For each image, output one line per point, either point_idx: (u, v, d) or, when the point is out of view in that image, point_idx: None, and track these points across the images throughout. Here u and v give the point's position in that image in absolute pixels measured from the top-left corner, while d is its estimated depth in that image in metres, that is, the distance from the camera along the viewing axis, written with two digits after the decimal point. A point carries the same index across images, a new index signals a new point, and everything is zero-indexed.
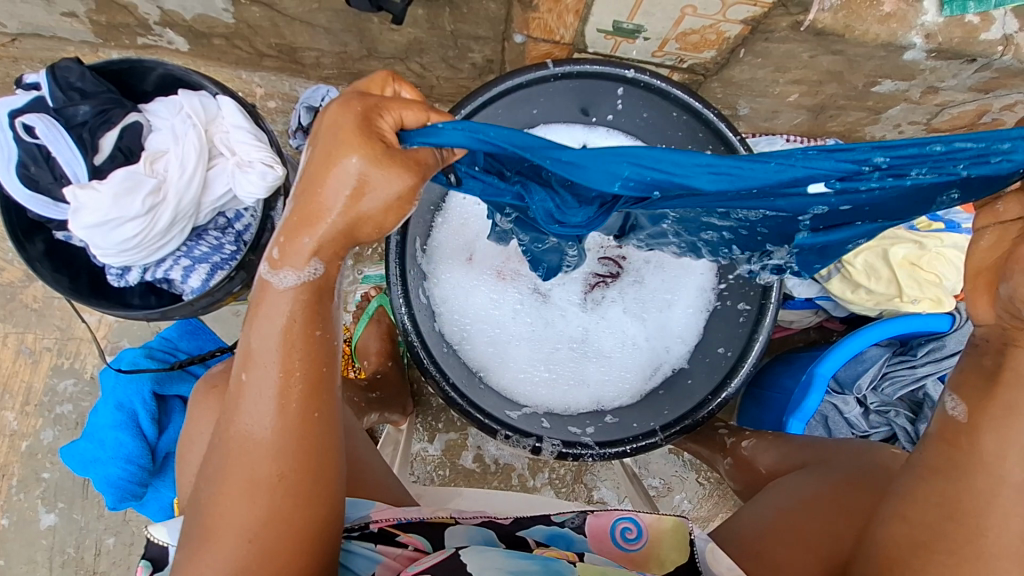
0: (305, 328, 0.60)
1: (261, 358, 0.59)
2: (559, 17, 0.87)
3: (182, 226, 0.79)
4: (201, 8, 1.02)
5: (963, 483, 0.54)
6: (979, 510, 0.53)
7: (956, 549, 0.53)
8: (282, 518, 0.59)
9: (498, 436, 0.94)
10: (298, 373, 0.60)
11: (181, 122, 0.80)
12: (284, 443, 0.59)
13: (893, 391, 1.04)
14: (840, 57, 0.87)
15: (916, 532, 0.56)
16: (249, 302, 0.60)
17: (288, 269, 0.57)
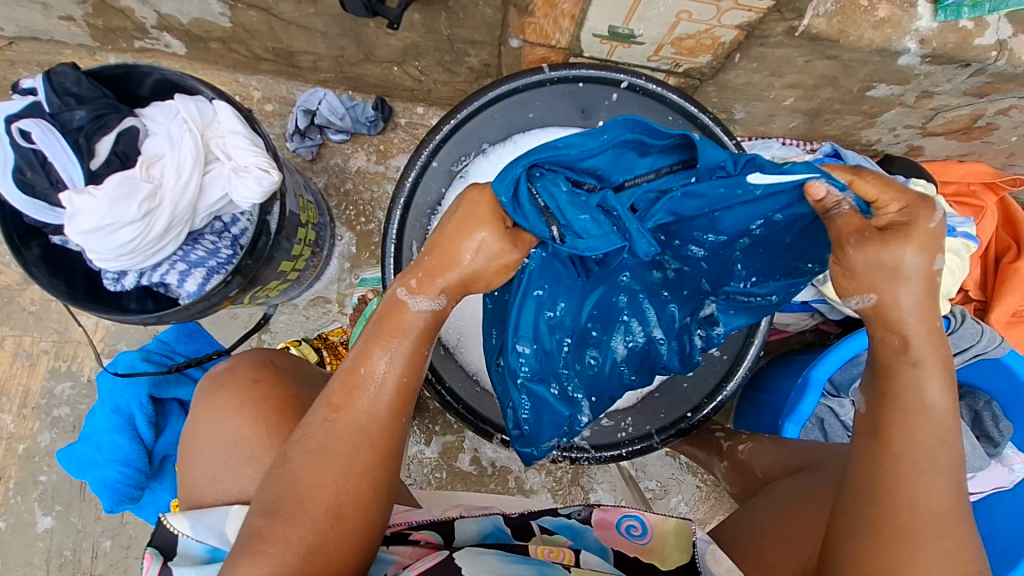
0: (418, 347, 0.66)
1: (374, 363, 0.65)
2: (555, 22, 0.87)
3: (179, 231, 0.79)
4: (197, 13, 1.02)
5: (897, 473, 0.60)
6: (899, 491, 0.59)
7: (882, 533, 0.59)
8: (342, 511, 0.62)
9: (494, 439, 0.94)
10: (391, 383, 0.65)
11: (177, 126, 0.80)
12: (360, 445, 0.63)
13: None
14: (835, 62, 0.87)
15: (866, 521, 0.60)
16: (376, 317, 0.66)
17: (423, 296, 0.65)
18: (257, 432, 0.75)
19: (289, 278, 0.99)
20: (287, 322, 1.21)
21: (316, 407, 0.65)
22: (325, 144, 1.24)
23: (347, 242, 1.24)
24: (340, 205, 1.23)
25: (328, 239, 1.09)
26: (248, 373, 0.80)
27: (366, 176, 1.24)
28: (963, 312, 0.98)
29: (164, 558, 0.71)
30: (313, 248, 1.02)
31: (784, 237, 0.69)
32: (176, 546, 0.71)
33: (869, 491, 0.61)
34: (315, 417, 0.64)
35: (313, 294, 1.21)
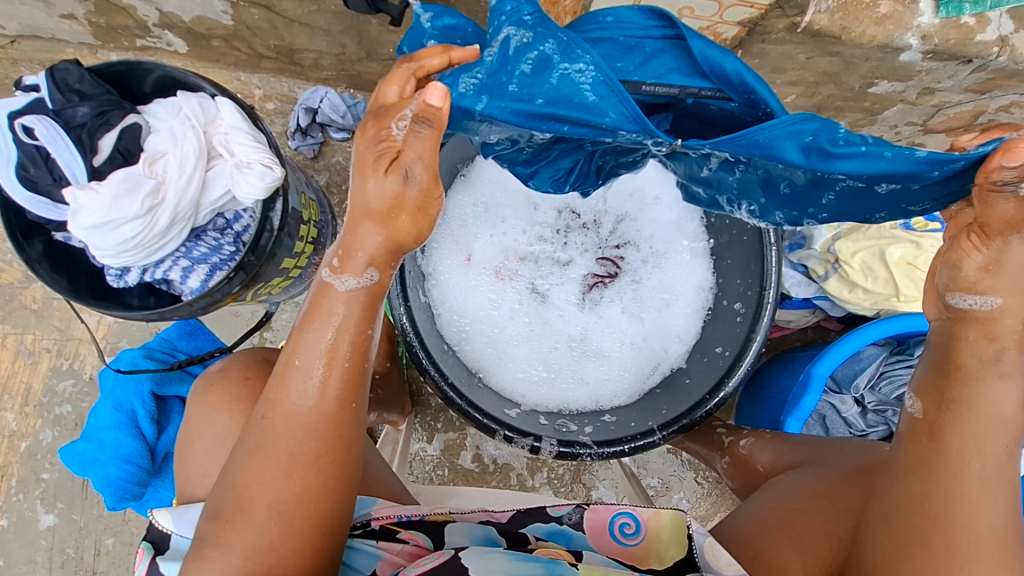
0: (357, 328, 0.63)
1: (310, 354, 0.62)
2: (557, 19, 0.87)
3: (182, 226, 0.79)
4: (199, 10, 1.02)
5: (941, 483, 0.58)
6: (956, 505, 0.57)
7: (930, 543, 0.58)
8: (312, 501, 0.62)
9: (497, 436, 0.93)
10: (335, 381, 0.62)
11: (179, 123, 0.80)
12: (320, 431, 0.62)
13: (890, 391, 1.04)
14: (836, 58, 0.87)
15: (914, 537, 0.58)
16: (303, 310, 0.64)
17: (348, 275, 0.61)
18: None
19: (291, 276, 0.99)
20: (289, 319, 1.22)
21: (260, 402, 0.64)
22: (326, 142, 1.24)
23: None
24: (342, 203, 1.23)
25: (331, 237, 1.09)
26: (241, 372, 0.80)
27: None
28: None
29: (155, 552, 0.70)
30: (315, 245, 1.02)
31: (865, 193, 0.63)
32: (169, 542, 0.70)
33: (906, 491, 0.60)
34: (256, 416, 0.63)
35: None
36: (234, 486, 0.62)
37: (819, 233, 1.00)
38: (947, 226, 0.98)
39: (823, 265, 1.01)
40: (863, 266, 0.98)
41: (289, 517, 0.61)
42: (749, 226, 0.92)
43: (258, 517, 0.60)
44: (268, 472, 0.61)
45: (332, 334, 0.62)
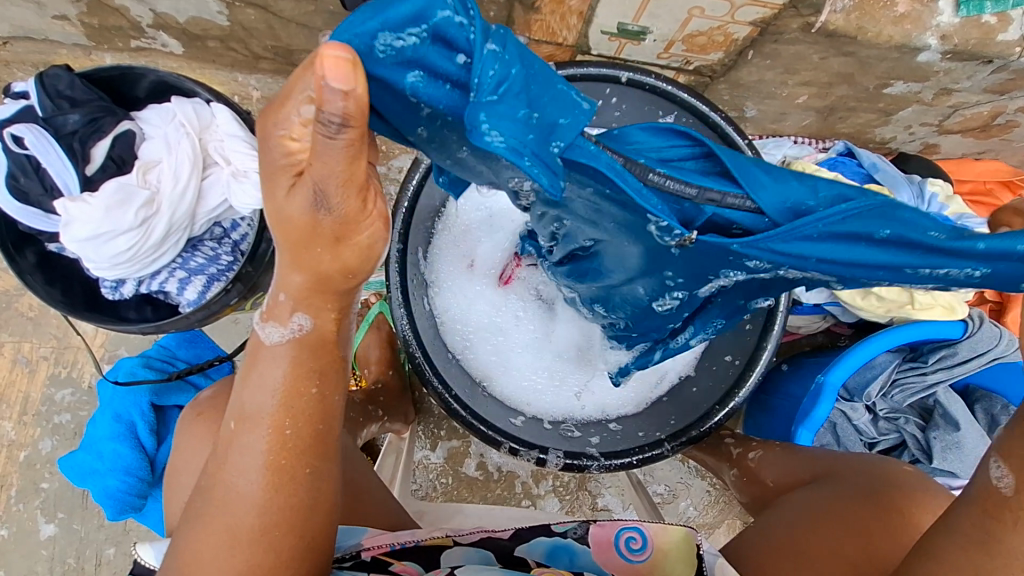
0: (300, 383, 0.59)
1: (252, 417, 0.59)
2: (562, 19, 0.85)
3: (178, 238, 0.76)
4: (194, 11, 1.00)
5: None
6: None
7: None
8: (266, 572, 0.58)
9: (502, 448, 0.92)
10: (277, 437, 0.58)
11: (174, 130, 0.77)
12: (271, 499, 0.59)
13: (902, 398, 1.03)
14: (851, 59, 0.84)
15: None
16: (244, 362, 0.60)
17: (274, 324, 0.58)
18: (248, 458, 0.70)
19: None
20: None
21: (210, 464, 0.61)
22: None
23: None
24: None
25: None
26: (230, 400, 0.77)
27: None
28: (980, 315, 0.98)
29: None
30: None
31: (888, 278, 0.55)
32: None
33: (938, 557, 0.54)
34: (206, 479, 0.61)
35: None
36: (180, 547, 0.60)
37: None
38: None
39: None
40: None
41: None
42: None
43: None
44: (212, 540, 0.58)
45: (272, 393, 0.58)
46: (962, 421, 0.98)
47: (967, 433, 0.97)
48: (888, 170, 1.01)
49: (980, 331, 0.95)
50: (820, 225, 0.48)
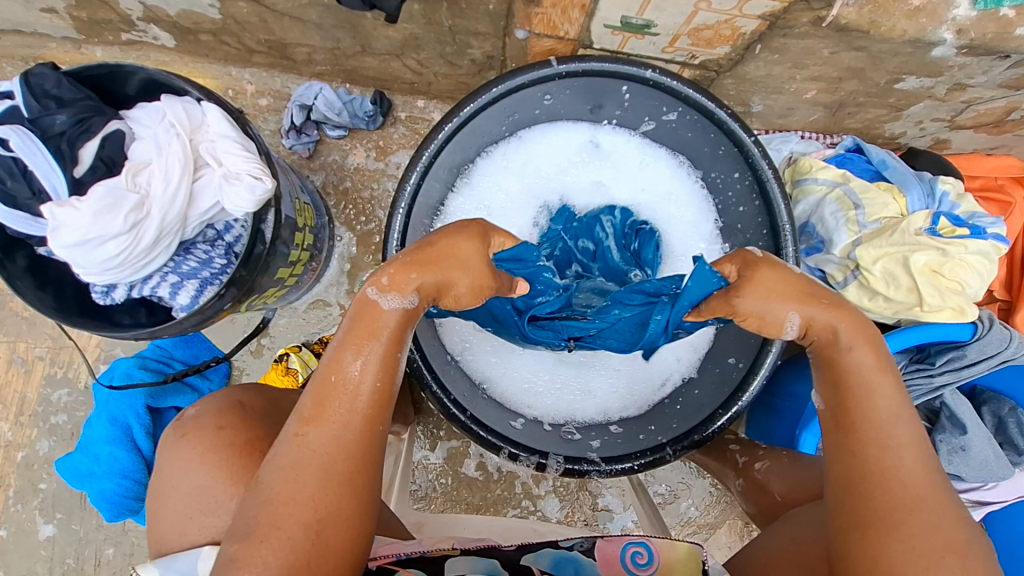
0: (391, 346, 0.64)
1: (352, 373, 0.62)
2: (564, 12, 0.82)
3: (169, 242, 0.74)
4: (185, 4, 0.97)
5: (861, 459, 0.63)
6: (875, 472, 0.62)
7: (869, 521, 0.60)
8: (335, 531, 0.59)
9: (502, 453, 0.89)
10: (370, 388, 0.63)
11: (164, 131, 0.75)
12: (351, 447, 0.61)
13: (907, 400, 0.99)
14: (863, 53, 0.81)
15: (910, 552, 0.57)
16: (346, 324, 0.64)
17: (394, 294, 0.64)
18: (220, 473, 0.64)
19: (286, 284, 1.01)
20: (286, 326, 1.20)
21: (291, 421, 0.62)
22: (322, 140, 1.20)
23: (348, 244, 1.22)
24: (340, 204, 1.21)
25: (327, 241, 1.16)
26: (212, 419, 0.69)
27: (367, 174, 1.21)
28: (990, 317, 0.96)
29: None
30: (310, 252, 1.06)
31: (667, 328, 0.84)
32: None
33: (841, 473, 0.64)
34: (287, 433, 0.61)
35: (312, 297, 1.21)
36: (258, 496, 0.59)
37: (839, 238, 0.95)
38: (976, 233, 0.91)
39: (842, 271, 0.96)
40: (885, 274, 0.92)
41: (310, 536, 0.58)
42: (765, 231, 0.88)
43: (279, 530, 0.57)
44: (298, 486, 0.59)
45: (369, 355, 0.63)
46: (969, 423, 0.97)
47: (973, 435, 0.96)
48: (898, 167, 0.98)
49: (988, 334, 0.94)
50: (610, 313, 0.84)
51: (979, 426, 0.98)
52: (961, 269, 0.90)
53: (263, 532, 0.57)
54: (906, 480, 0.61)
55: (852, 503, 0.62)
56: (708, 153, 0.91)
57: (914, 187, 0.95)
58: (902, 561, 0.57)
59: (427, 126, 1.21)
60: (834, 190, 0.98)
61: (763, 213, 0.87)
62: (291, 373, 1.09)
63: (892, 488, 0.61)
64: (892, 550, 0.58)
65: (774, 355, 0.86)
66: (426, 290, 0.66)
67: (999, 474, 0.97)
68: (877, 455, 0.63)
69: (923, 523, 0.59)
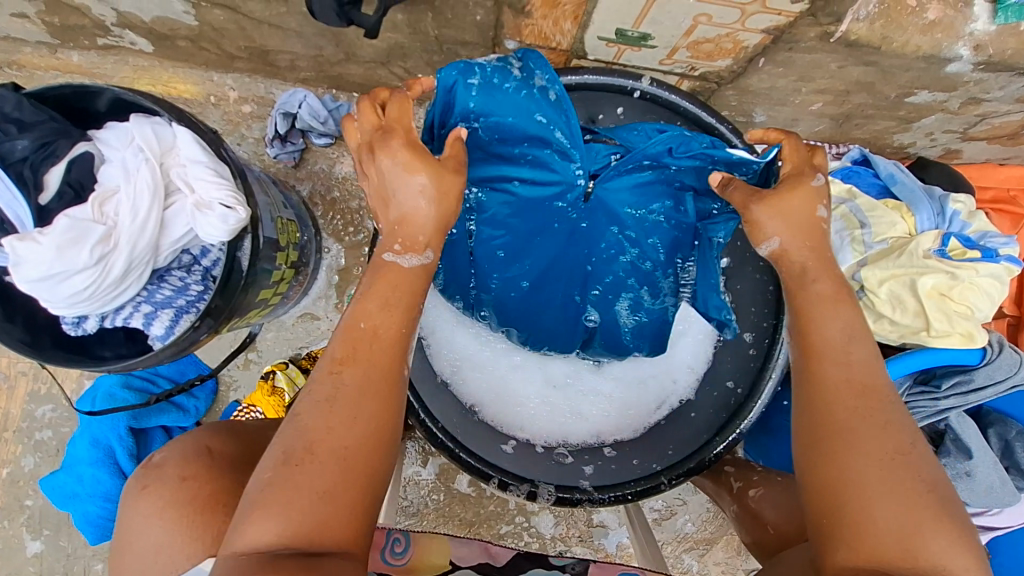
0: (412, 297, 0.67)
1: (378, 319, 0.64)
2: (556, 24, 0.78)
3: (141, 272, 0.71)
4: (159, 11, 0.93)
5: (817, 378, 0.65)
6: (827, 392, 0.64)
7: (832, 439, 0.62)
8: (364, 468, 0.59)
9: (491, 482, 0.89)
10: (393, 336, 0.65)
11: (132, 154, 0.71)
12: (376, 386, 0.62)
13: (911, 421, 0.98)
14: (873, 68, 0.77)
15: (856, 469, 0.59)
16: (367, 280, 0.67)
17: (411, 253, 0.67)
18: (181, 528, 0.61)
19: (270, 304, 0.99)
20: (274, 340, 1.17)
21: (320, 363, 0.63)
22: (308, 148, 1.16)
23: (336, 255, 1.19)
24: (328, 215, 1.17)
25: (314, 253, 1.13)
26: (176, 467, 0.65)
27: (355, 182, 1.17)
28: (1000, 341, 0.94)
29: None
30: (296, 268, 1.05)
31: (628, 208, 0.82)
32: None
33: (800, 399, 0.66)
34: (320, 373, 0.62)
35: (299, 310, 1.18)
36: (294, 428, 0.59)
37: (843, 258, 0.91)
38: (988, 256, 0.87)
39: None
40: (891, 295, 0.88)
41: (337, 467, 0.57)
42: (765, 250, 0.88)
43: (311, 461, 0.57)
44: (329, 419, 0.59)
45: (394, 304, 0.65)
46: (975, 448, 0.95)
47: (979, 461, 0.94)
48: (907, 183, 0.94)
49: (998, 359, 0.92)
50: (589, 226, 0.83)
51: (984, 449, 0.95)
52: (970, 292, 0.86)
53: (301, 463, 0.57)
54: (854, 389, 0.63)
55: (813, 430, 0.63)
56: None
57: (924, 207, 0.90)
58: (863, 472, 0.59)
59: None
60: (839, 207, 0.94)
61: None
62: (278, 392, 1.06)
63: (842, 411, 0.62)
64: (853, 463, 0.60)
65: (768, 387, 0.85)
66: (437, 242, 0.68)
67: (1005, 500, 0.95)
68: (836, 373, 0.64)
69: (875, 433, 0.60)
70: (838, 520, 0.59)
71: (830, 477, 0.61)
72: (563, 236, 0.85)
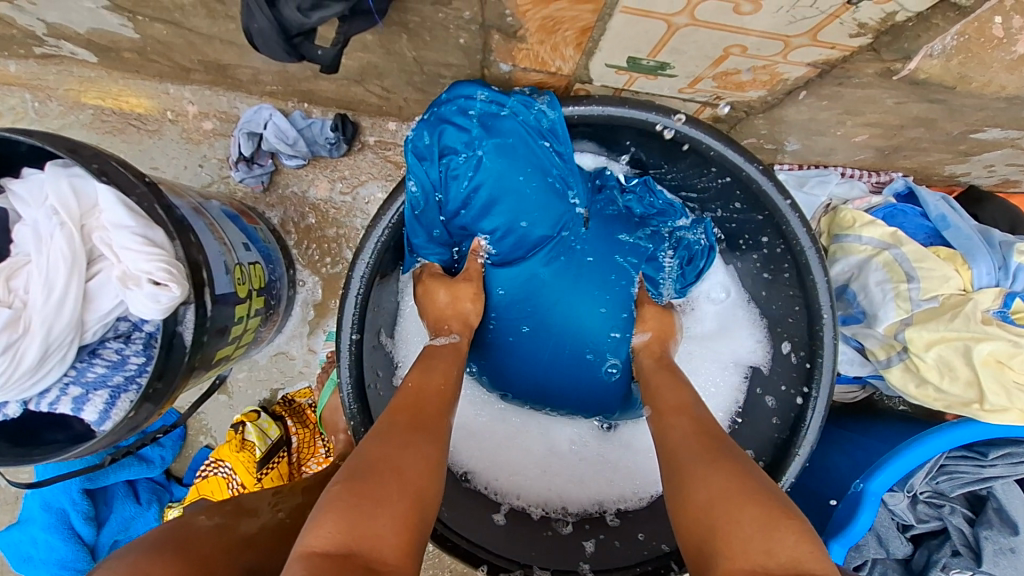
0: (449, 363, 0.71)
1: (426, 374, 0.68)
2: (555, 49, 0.65)
3: (64, 353, 0.61)
4: (92, 23, 0.79)
5: (667, 432, 0.65)
6: (673, 444, 0.63)
7: (682, 478, 0.59)
8: (420, 497, 0.54)
9: (480, 570, 0.77)
10: (432, 383, 0.67)
11: (44, 217, 0.60)
12: (422, 418, 0.62)
13: (950, 486, 0.91)
14: (937, 106, 0.63)
15: (709, 491, 0.55)
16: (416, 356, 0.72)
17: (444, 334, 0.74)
18: None
19: (245, 343, 0.88)
20: (247, 381, 1.08)
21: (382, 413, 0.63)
22: (278, 169, 1.04)
23: (312, 288, 1.07)
24: (303, 244, 1.05)
25: (286, 290, 1.01)
26: None
27: (332, 207, 1.05)
28: None
29: None
30: (264, 310, 0.93)
31: (603, 254, 0.80)
32: None
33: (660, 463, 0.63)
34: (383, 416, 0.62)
35: (273, 349, 1.07)
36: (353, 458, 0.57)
37: (885, 315, 0.80)
38: None
39: (885, 349, 0.82)
40: (940, 362, 0.77)
41: (380, 474, 0.54)
42: (796, 308, 0.78)
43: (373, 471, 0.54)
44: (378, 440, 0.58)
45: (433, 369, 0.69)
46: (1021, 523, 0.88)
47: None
48: (962, 227, 0.82)
49: None
50: (578, 257, 0.79)
51: None
52: None
53: (367, 476, 0.53)
54: (691, 432, 0.63)
55: (671, 473, 0.60)
56: (738, 211, 0.79)
57: (983, 259, 0.78)
58: (707, 497, 0.55)
59: (399, 152, 1.03)
60: (881, 253, 0.82)
61: (797, 287, 0.77)
62: (247, 447, 0.99)
63: (692, 446, 0.61)
64: (698, 493, 0.56)
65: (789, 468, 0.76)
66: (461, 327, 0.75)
67: None
68: (682, 423, 0.65)
69: (717, 463, 0.58)
70: (712, 544, 0.52)
71: (688, 518, 0.56)
72: (559, 266, 0.78)
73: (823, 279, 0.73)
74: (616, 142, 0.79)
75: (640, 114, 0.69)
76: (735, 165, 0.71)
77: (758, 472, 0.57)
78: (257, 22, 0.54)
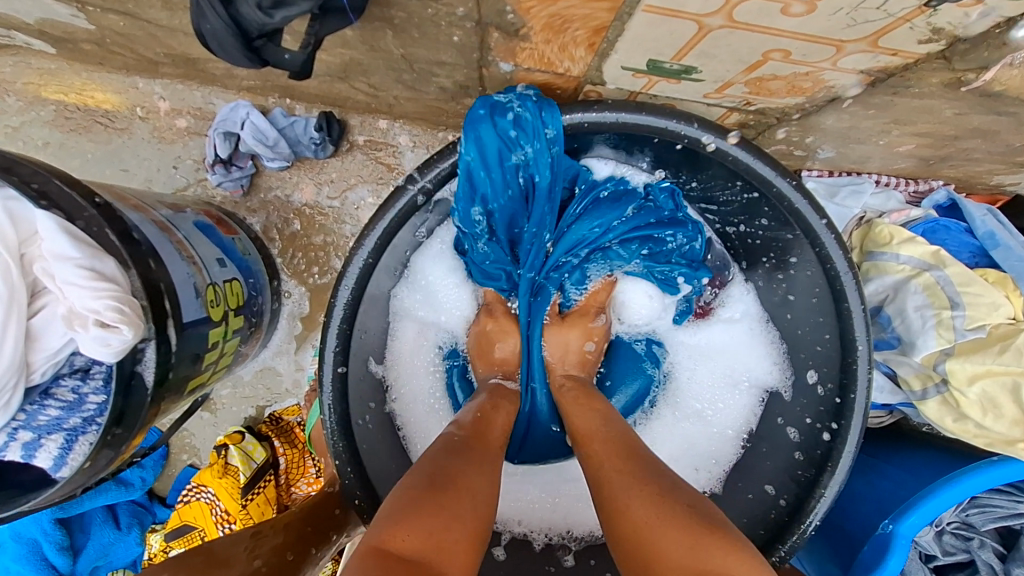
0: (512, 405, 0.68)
1: (495, 406, 0.65)
2: (563, 49, 0.56)
3: (8, 399, 0.55)
4: (40, 13, 0.71)
5: (590, 460, 0.58)
6: (594, 472, 0.56)
7: (609, 510, 0.52)
8: (485, 516, 0.50)
9: None
10: (501, 418, 0.64)
11: None
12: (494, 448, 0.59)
13: (982, 519, 0.82)
14: (1006, 118, 0.57)
15: (636, 519, 0.49)
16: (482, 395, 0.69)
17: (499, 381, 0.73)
18: None
19: (222, 365, 0.80)
20: (231, 397, 1.01)
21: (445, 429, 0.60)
22: (260, 171, 0.95)
23: (299, 300, 1.00)
24: (289, 253, 0.97)
25: (270, 304, 0.94)
26: None
27: (318, 213, 0.97)
28: None
29: None
30: (247, 327, 0.85)
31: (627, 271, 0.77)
32: None
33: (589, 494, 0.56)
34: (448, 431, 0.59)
35: (259, 364, 1.00)
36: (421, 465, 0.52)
37: (924, 344, 0.72)
38: None
39: (921, 379, 0.74)
40: (984, 398, 0.69)
41: (456, 483, 0.50)
42: (825, 335, 0.69)
43: (459, 482, 0.50)
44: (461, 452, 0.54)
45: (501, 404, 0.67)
46: None
47: None
48: (1013, 246, 0.74)
49: None
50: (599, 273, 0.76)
51: None
52: None
53: (448, 488, 0.49)
54: (607, 456, 0.57)
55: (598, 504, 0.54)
56: (766, 227, 0.70)
57: None
58: (633, 524, 0.49)
59: (390, 154, 0.94)
60: (920, 274, 0.74)
61: (828, 314, 0.68)
62: (231, 472, 0.94)
63: (631, 463, 0.55)
64: (628, 520, 0.50)
65: (823, 507, 0.66)
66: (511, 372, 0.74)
67: None
68: (602, 447, 0.58)
69: (637, 486, 0.52)
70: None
71: (624, 554, 0.49)
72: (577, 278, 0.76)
73: (859, 306, 0.64)
74: (625, 150, 0.69)
75: (655, 120, 0.60)
76: (764, 176, 0.61)
77: (678, 487, 0.52)
78: (209, 23, 0.48)
